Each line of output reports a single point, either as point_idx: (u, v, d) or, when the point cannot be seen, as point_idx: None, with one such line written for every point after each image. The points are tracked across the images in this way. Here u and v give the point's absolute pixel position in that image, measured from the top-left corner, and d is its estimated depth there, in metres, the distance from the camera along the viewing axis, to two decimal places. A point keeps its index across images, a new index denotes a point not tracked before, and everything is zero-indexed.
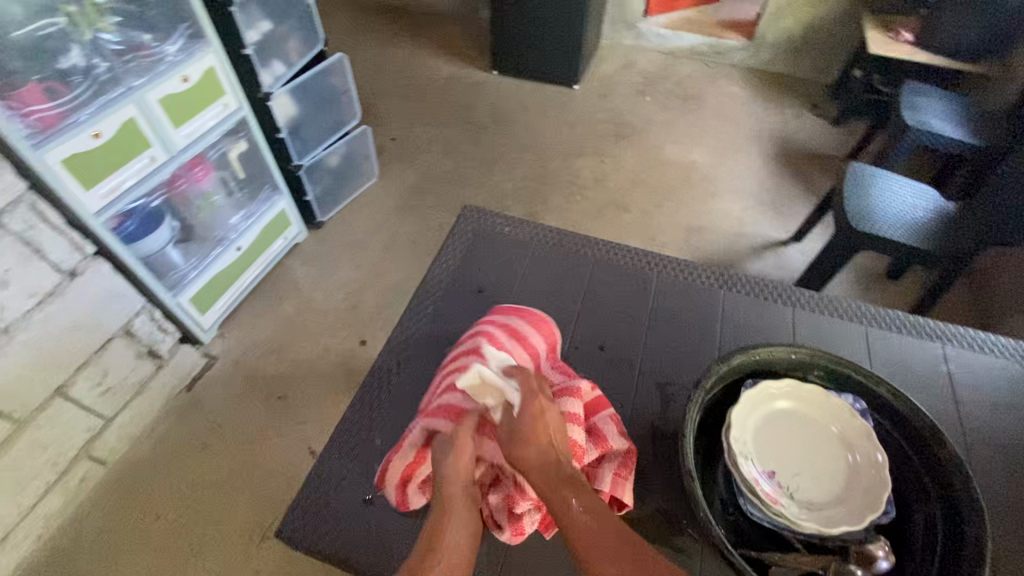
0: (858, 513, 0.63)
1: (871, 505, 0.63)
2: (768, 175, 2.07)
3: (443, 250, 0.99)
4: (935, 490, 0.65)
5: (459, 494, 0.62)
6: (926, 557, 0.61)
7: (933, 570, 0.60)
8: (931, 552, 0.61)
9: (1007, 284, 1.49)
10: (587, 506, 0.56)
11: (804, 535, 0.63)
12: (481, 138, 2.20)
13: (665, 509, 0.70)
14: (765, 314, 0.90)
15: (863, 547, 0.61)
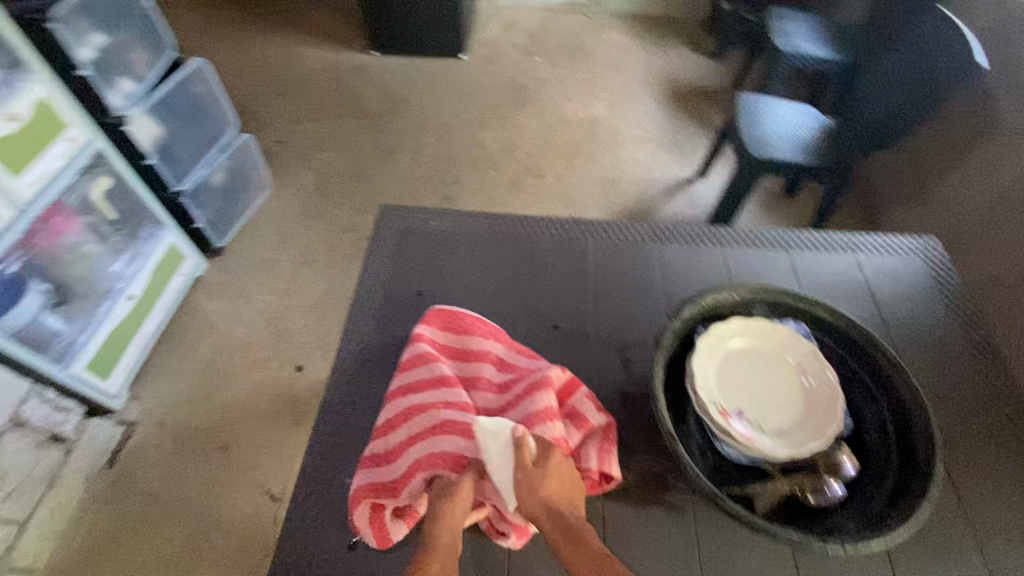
0: (820, 431, 0.67)
1: (830, 420, 0.68)
2: (665, 117, 2.14)
3: (369, 257, 0.92)
4: (879, 390, 0.71)
5: (449, 541, 0.60)
6: (883, 453, 0.68)
7: (893, 464, 0.66)
8: (887, 448, 0.68)
9: (885, 183, 1.66)
10: (591, 563, 0.54)
11: (778, 462, 0.67)
12: (377, 125, 2.07)
13: (650, 469, 0.71)
14: (701, 260, 0.93)
15: (829, 459, 0.66)
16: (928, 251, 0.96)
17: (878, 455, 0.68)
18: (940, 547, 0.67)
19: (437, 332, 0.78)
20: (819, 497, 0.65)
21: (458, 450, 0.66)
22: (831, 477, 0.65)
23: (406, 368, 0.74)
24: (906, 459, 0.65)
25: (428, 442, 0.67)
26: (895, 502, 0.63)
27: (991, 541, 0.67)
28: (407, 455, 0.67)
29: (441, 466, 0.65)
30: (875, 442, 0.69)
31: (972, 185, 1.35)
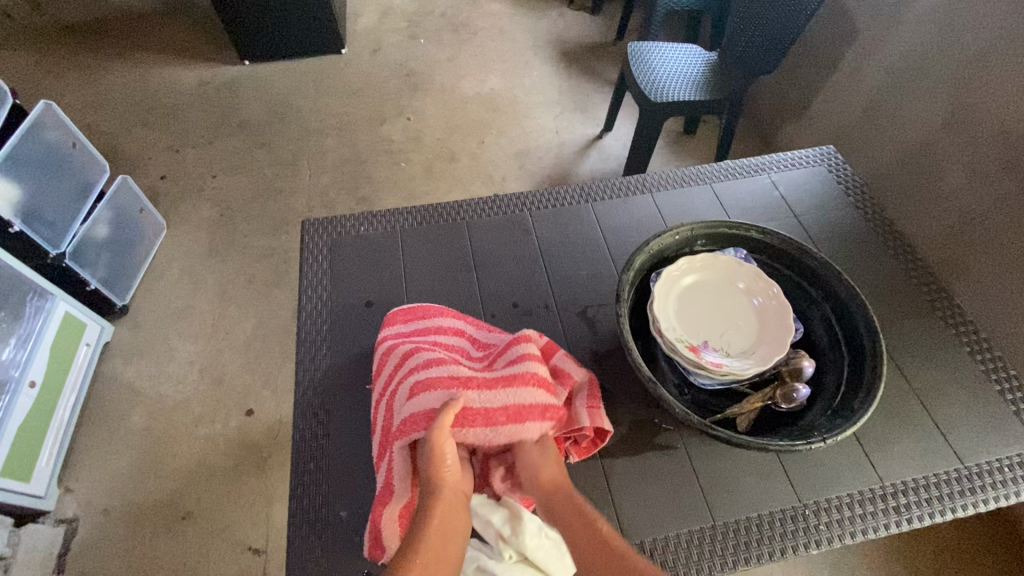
0: (779, 341, 0.72)
1: (784, 330, 0.73)
2: (561, 78, 2.16)
3: (303, 278, 0.86)
4: (819, 293, 0.78)
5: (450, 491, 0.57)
6: (834, 349, 0.74)
7: (844, 356, 0.73)
8: (837, 343, 0.74)
9: (772, 104, 1.78)
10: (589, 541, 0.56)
11: (748, 379, 0.71)
12: (268, 139, 1.93)
13: (637, 417, 0.73)
14: (633, 209, 0.96)
15: (790, 365, 0.71)
16: (827, 158, 1.04)
17: (830, 351, 0.74)
18: (894, 417, 0.74)
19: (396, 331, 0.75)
20: (789, 403, 0.70)
21: (433, 405, 0.64)
22: (795, 381, 0.70)
23: (378, 374, 0.73)
24: (854, 349, 0.72)
25: (407, 402, 0.65)
26: (854, 389, 0.69)
27: (935, 400, 0.76)
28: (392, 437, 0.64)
29: (415, 427, 0.63)
30: (824, 341, 0.75)
31: (846, 93, 1.48)
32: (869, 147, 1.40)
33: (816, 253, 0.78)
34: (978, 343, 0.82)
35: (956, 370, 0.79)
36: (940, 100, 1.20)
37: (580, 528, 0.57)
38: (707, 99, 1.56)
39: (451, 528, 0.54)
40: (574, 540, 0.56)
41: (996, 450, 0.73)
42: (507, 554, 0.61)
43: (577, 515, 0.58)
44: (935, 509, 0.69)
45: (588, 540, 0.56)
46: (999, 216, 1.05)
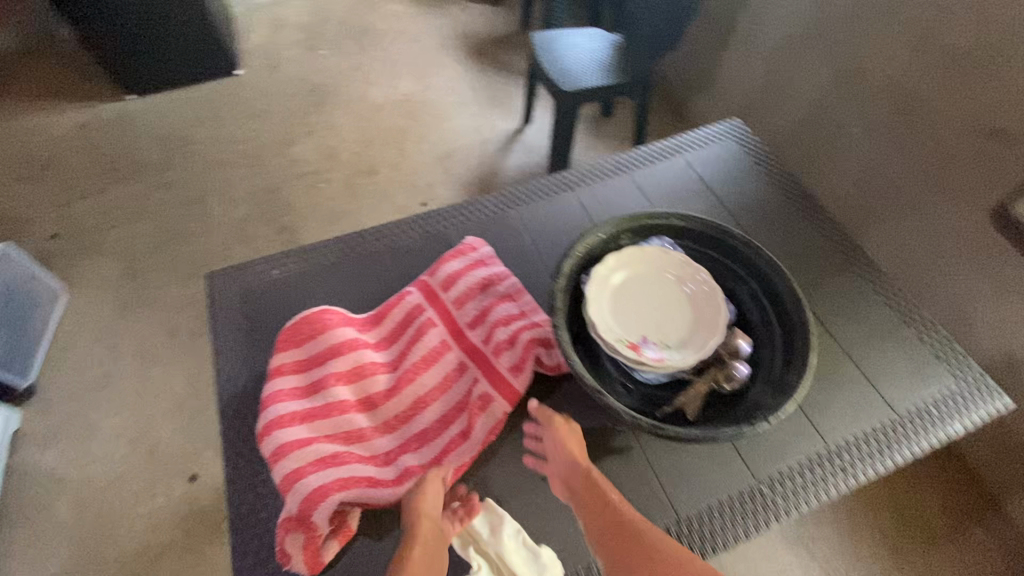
0: (713, 326, 0.73)
1: (716, 313, 0.74)
2: (472, 74, 2.11)
3: (216, 336, 0.78)
4: (745, 271, 0.80)
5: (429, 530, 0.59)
6: (766, 323, 0.76)
7: (776, 329, 0.75)
8: (767, 318, 0.76)
9: (679, 78, 1.81)
10: (602, 512, 0.61)
11: (688, 368, 0.71)
12: (169, 179, 1.78)
13: (590, 425, 0.72)
14: (557, 209, 0.94)
15: (728, 346, 0.73)
16: (736, 131, 1.06)
17: (763, 326, 0.77)
18: (826, 378, 0.77)
19: (291, 361, 0.70)
20: (731, 383, 0.72)
21: (361, 470, 0.62)
22: (734, 360, 0.72)
23: (279, 415, 0.65)
24: (783, 324, 0.75)
25: (330, 471, 0.61)
26: (789, 362, 0.71)
27: (863, 355, 0.79)
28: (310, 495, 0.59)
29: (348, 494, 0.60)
30: (756, 317, 0.78)
31: (745, 61, 1.52)
32: (776, 109, 1.45)
33: (736, 232, 0.80)
34: (892, 291, 0.86)
35: (879, 320, 0.82)
36: (834, 56, 1.26)
37: (598, 511, 0.61)
38: (618, 80, 1.56)
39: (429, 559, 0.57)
40: (596, 526, 0.61)
41: (923, 392, 0.77)
42: (477, 564, 0.62)
43: (596, 497, 0.62)
44: (878, 461, 0.71)
45: (607, 525, 0.60)
46: (898, 160, 1.18)
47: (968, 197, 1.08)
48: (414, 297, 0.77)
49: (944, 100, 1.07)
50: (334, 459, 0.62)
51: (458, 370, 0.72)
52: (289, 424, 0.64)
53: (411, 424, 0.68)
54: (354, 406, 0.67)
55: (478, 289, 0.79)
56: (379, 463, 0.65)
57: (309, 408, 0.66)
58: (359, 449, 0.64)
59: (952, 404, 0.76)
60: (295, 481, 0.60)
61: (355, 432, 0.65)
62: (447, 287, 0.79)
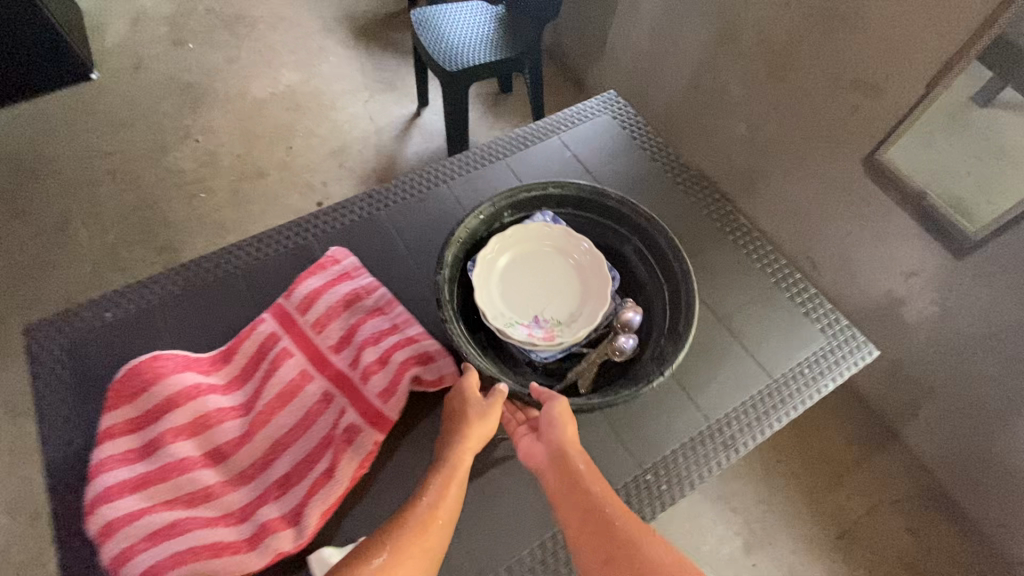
0: (600, 294, 0.72)
1: (602, 281, 0.73)
2: (361, 57, 1.98)
3: (39, 403, 0.68)
4: (626, 229, 0.78)
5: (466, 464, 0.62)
6: (653, 275, 0.76)
7: (663, 282, 0.75)
8: (653, 271, 0.76)
9: (572, 46, 1.75)
10: (585, 510, 0.58)
11: (580, 341, 0.70)
12: (23, 206, 1.58)
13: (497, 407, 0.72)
14: (430, 206, 0.87)
15: (619, 318, 0.71)
16: (611, 105, 1.02)
17: (650, 282, 0.76)
18: (704, 353, 0.76)
19: (121, 421, 0.62)
20: (620, 355, 0.70)
21: (206, 536, 0.56)
22: (624, 331, 0.71)
23: (107, 486, 0.58)
24: (668, 274, 0.75)
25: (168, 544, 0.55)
26: (676, 310, 0.72)
27: (738, 322, 0.79)
28: None
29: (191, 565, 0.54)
30: (643, 274, 0.77)
31: (631, 24, 1.48)
32: (664, 73, 1.43)
33: (612, 193, 0.78)
34: (765, 254, 0.86)
35: (755, 288, 0.82)
36: (710, 14, 1.24)
37: (579, 494, 0.59)
38: (506, 54, 1.49)
39: (448, 497, 0.59)
40: (573, 509, 0.59)
41: (797, 353, 0.77)
42: None
43: (576, 482, 0.60)
44: (758, 430, 0.71)
45: (583, 510, 0.58)
46: (777, 117, 1.19)
47: (840, 148, 1.11)
48: (268, 326, 0.70)
49: (811, 54, 1.08)
50: (173, 529, 0.55)
51: (321, 402, 0.66)
52: (118, 497, 0.57)
53: (269, 471, 0.62)
54: (199, 460, 0.61)
55: (342, 306, 0.72)
56: (234, 521, 0.58)
57: (142, 475, 0.58)
58: (206, 511, 0.58)
59: (824, 361, 0.76)
60: (124, 563, 0.54)
61: (199, 492, 0.59)
62: (305, 309, 0.71)
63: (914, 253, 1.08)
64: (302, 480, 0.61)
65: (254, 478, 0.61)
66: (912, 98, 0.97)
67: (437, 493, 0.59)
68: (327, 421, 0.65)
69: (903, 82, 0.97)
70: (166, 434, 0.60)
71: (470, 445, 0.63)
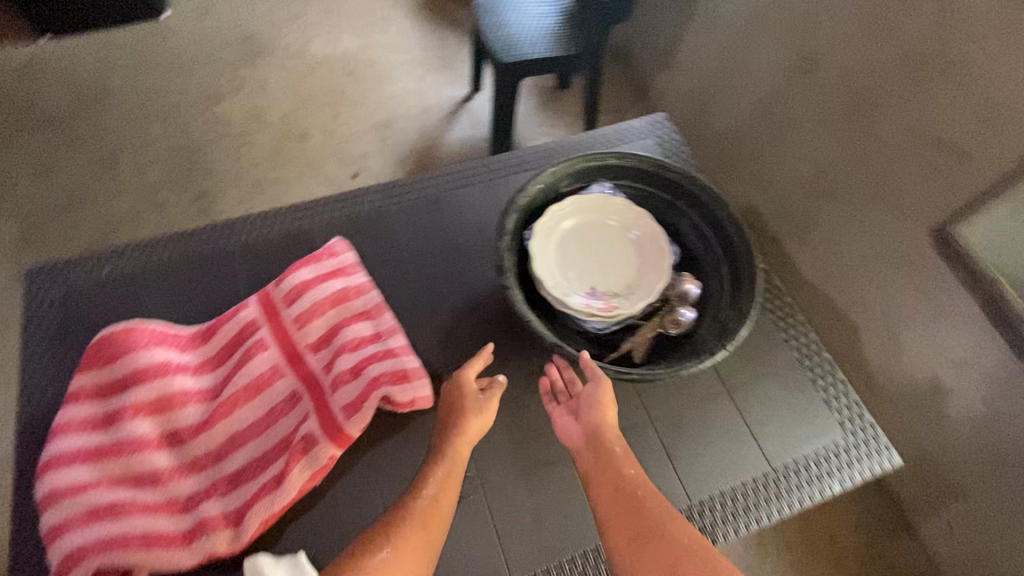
0: (659, 268, 0.70)
1: (661, 254, 0.70)
2: (424, 31, 1.93)
3: (24, 352, 0.69)
4: (685, 203, 0.75)
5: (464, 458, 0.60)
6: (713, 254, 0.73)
7: (724, 261, 0.72)
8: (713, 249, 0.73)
9: (641, 49, 1.64)
10: (619, 485, 0.57)
11: (638, 313, 0.68)
12: (78, 133, 1.63)
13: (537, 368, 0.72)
14: (444, 209, 0.82)
15: (677, 289, 0.70)
16: (659, 127, 0.95)
17: (709, 259, 0.73)
18: (703, 423, 0.69)
19: (89, 385, 0.62)
20: (678, 326, 0.69)
21: (144, 523, 0.55)
22: (681, 304, 0.70)
23: (60, 452, 0.58)
24: (731, 255, 0.72)
25: (102, 525, 0.54)
26: (737, 290, 0.69)
27: (746, 396, 0.71)
28: (72, 553, 0.53)
29: (122, 550, 0.53)
30: (701, 250, 0.74)
31: (706, 37, 1.37)
32: (732, 96, 1.33)
33: (672, 167, 0.74)
34: (795, 323, 0.77)
35: (775, 362, 0.74)
36: (790, 42, 1.13)
37: (614, 472, 0.58)
38: (568, 53, 1.40)
39: (448, 490, 0.58)
40: (604, 483, 0.58)
41: (805, 444, 0.69)
42: None
43: (611, 462, 0.59)
44: (744, 522, 0.65)
45: (617, 487, 0.57)
46: (843, 167, 1.07)
47: (902, 212, 0.98)
48: (251, 311, 0.68)
49: (894, 102, 0.96)
50: (111, 511, 0.55)
51: (288, 401, 0.64)
52: (69, 464, 0.57)
53: (221, 464, 0.60)
54: (153, 442, 0.60)
55: (330, 303, 0.69)
56: (175, 510, 0.58)
57: (97, 446, 0.59)
58: (150, 495, 0.57)
59: (835, 460, 0.69)
60: (57, 536, 0.54)
61: (147, 475, 0.58)
62: (291, 301, 0.69)
63: (971, 342, 0.94)
64: (250, 482, 0.59)
65: (205, 470, 0.60)
66: (994, 174, 0.84)
67: (440, 484, 0.58)
68: (289, 424, 0.62)
69: (993, 142, 0.83)
70: (126, 409, 0.60)
71: (467, 441, 0.61)
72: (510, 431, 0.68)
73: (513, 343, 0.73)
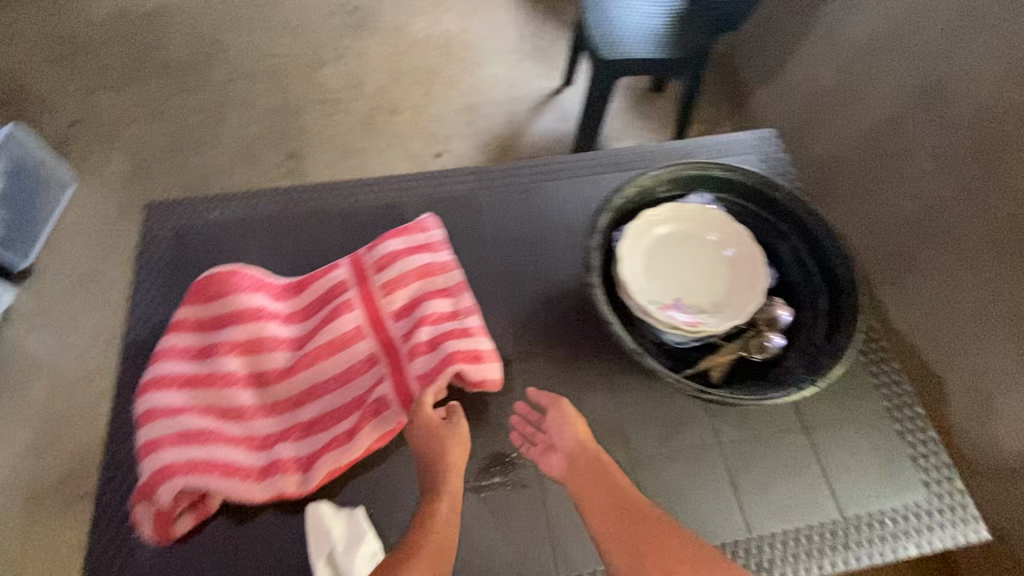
0: (751, 290, 0.67)
1: (755, 276, 0.68)
2: (522, 20, 1.94)
3: (136, 279, 0.74)
4: (787, 226, 0.73)
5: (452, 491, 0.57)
6: (810, 283, 0.70)
7: (822, 291, 0.69)
8: (811, 278, 0.70)
9: (744, 62, 1.58)
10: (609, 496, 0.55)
11: (721, 334, 0.66)
12: (191, 83, 1.74)
13: (608, 371, 0.70)
14: (534, 198, 0.83)
15: (769, 313, 0.68)
16: (765, 143, 0.91)
17: (805, 286, 0.70)
18: (774, 456, 0.66)
19: (190, 319, 0.66)
20: (763, 352, 0.67)
21: (225, 453, 0.59)
22: (771, 330, 0.68)
23: (159, 375, 0.62)
24: (831, 286, 0.68)
25: (190, 449, 0.58)
26: (833, 325, 0.66)
27: (825, 438, 0.68)
28: (160, 470, 0.57)
29: (205, 475, 0.57)
30: (798, 277, 0.71)
31: (821, 56, 1.29)
32: (834, 123, 1.23)
33: (781, 186, 0.72)
34: (888, 370, 0.73)
35: (861, 408, 0.70)
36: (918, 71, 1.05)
37: (606, 488, 0.56)
38: (670, 57, 1.37)
39: (446, 524, 0.54)
40: (595, 498, 0.55)
41: (883, 498, 0.65)
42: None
43: (601, 479, 0.57)
44: (805, 567, 0.61)
45: (612, 504, 0.54)
46: None
47: None
48: (341, 272, 0.71)
49: None
50: (198, 437, 0.59)
51: (366, 363, 0.66)
52: (166, 388, 0.62)
53: (299, 411, 0.64)
54: (241, 380, 0.64)
55: (415, 276, 0.71)
56: (253, 447, 0.61)
57: (192, 374, 0.63)
58: (234, 429, 0.61)
59: (914, 520, 0.64)
60: (149, 452, 0.58)
61: (233, 409, 0.62)
62: (379, 269, 0.71)
63: None
64: (322, 433, 0.62)
65: (283, 414, 0.64)
66: None
67: (436, 518, 0.54)
68: (364, 385, 0.65)
69: None
70: (221, 345, 0.64)
71: (453, 467, 0.58)
72: None
73: (586, 342, 0.72)
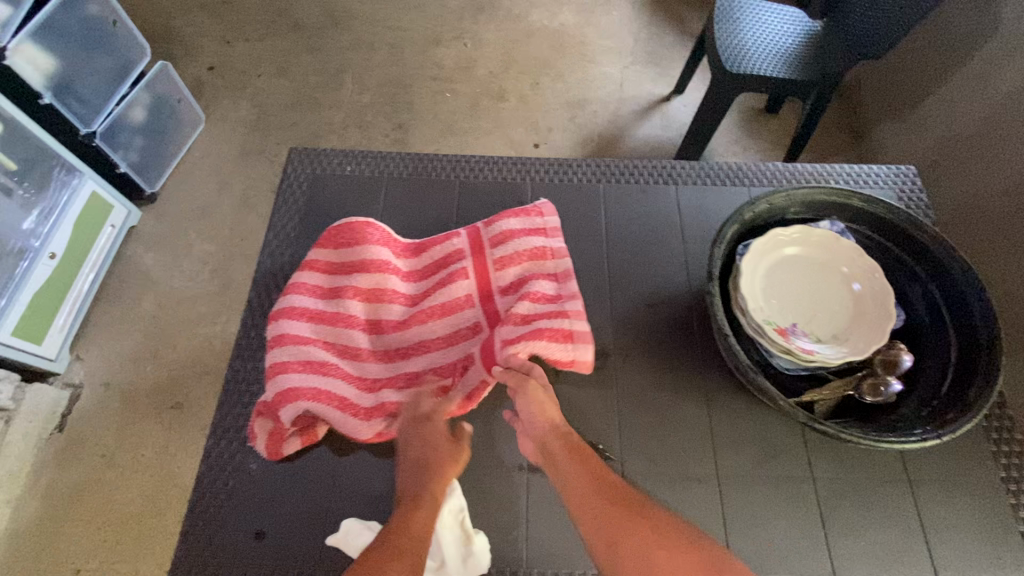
0: (876, 329, 0.64)
1: (883, 316, 0.64)
2: (640, 23, 1.92)
3: (273, 217, 0.80)
4: (922, 270, 0.69)
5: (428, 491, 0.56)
6: (939, 333, 0.67)
7: (953, 343, 0.65)
8: (941, 328, 0.67)
9: (870, 94, 1.50)
10: (586, 475, 0.56)
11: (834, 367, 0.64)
12: (318, 45, 1.84)
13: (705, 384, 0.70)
14: (652, 201, 0.82)
15: (887, 355, 0.63)
16: (901, 180, 0.86)
17: (934, 336, 0.67)
18: (870, 503, 0.64)
19: (323, 260, 0.71)
20: (875, 395, 0.63)
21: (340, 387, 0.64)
22: (890, 374, 0.63)
23: (291, 306, 0.67)
24: (965, 340, 0.64)
25: (312, 377, 0.63)
26: (961, 380, 0.62)
27: (928, 496, 0.64)
28: (284, 391, 0.62)
29: (323, 403, 0.62)
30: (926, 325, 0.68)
31: (963, 102, 1.19)
32: (955, 172, 1.15)
33: (925, 226, 0.68)
34: (1005, 439, 0.68)
35: (971, 472, 0.66)
36: None
37: (580, 468, 0.57)
38: (800, 77, 1.31)
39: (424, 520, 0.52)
40: (571, 476, 0.56)
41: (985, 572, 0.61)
42: None
43: (574, 458, 0.58)
44: None
45: (586, 482, 0.55)
46: None
47: None
48: (460, 241, 0.74)
49: None
50: (320, 368, 0.64)
51: (471, 329, 0.69)
52: (297, 318, 0.67)
53: (405, 362, 0.68)
54: (360, 323, 0.68)
55: (527, 256, 0.73)
56: (363, 386, 0.65)
57: (320, 311, 0.68)
58: (350, 367, 0.66)
59: None
60: (278, 372, 0.63)
61: (351, 349, 0.67)
62: (496, 243, 0.73)
63: None
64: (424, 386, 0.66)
65: (392, 361, 0.68)
66: None
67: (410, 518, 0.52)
68: (467, 349, 0.68)
69: None
70: (348, 289, 0.68)
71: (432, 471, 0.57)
72: (660, 433, 0.67)
73: (687, 350, 0.72)
